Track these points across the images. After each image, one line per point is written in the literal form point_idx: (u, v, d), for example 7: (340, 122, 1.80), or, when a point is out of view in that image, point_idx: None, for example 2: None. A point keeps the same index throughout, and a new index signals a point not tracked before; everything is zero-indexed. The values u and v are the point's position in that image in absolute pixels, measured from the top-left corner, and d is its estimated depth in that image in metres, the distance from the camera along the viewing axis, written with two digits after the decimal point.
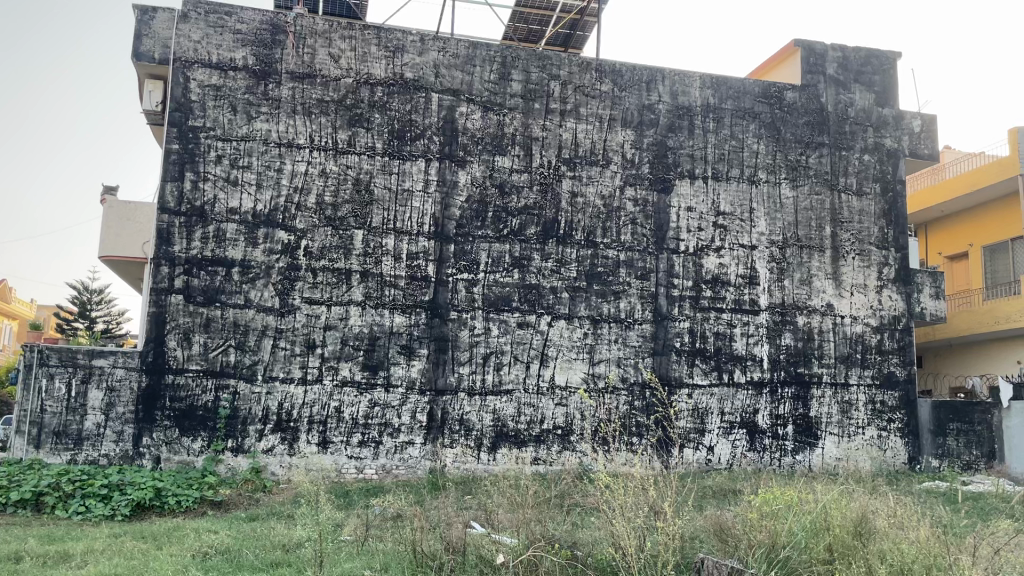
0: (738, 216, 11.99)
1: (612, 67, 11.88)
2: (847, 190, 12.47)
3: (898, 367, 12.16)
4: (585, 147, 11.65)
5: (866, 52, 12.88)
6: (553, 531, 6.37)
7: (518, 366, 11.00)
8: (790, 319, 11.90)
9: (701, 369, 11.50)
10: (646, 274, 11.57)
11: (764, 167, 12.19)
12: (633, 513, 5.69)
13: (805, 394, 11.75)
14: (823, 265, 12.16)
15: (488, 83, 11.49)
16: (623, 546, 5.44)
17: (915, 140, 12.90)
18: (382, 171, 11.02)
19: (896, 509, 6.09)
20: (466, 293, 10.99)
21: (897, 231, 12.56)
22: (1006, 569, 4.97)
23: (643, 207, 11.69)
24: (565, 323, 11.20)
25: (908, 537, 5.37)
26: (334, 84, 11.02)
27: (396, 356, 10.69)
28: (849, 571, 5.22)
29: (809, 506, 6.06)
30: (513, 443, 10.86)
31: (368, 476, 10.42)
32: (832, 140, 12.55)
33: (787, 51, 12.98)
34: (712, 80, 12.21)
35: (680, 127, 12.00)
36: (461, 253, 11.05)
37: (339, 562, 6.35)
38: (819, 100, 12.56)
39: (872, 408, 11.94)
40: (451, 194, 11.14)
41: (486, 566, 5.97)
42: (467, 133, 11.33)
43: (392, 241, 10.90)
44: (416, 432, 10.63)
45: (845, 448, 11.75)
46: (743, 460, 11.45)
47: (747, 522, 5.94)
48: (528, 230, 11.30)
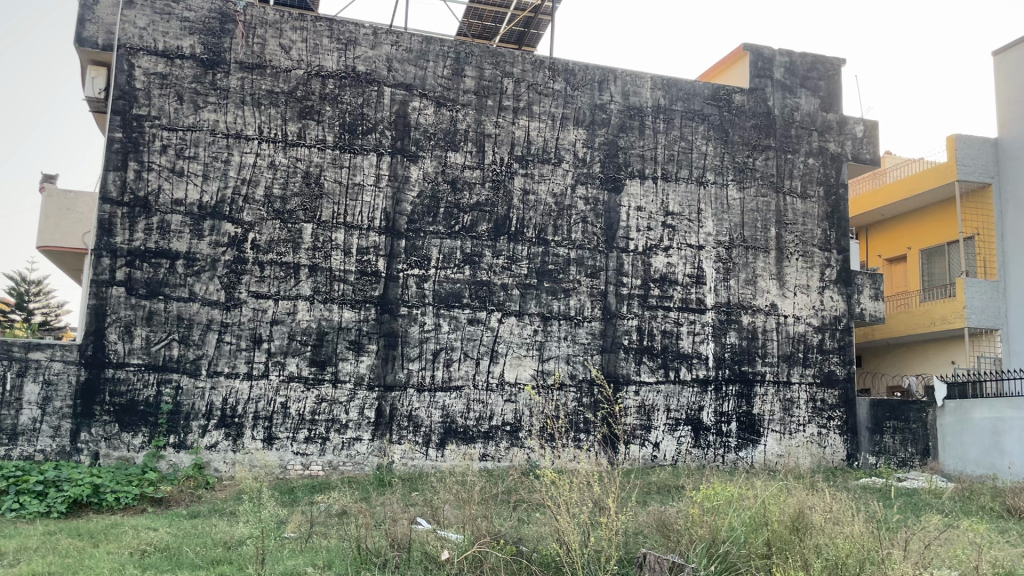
0: (687, 216, 12.15)
1: (565, 66, 11.94)
2: (792, 193, 12.73)
3: (838, 366, 12.46)
4: (537, 145, 11.70)
5: (813, 58, 13.16)
6: (499, 527, 6.42)
7: (467, 363, 11.00)
8: (735, 319, 12.11)
9: (648, 366, 11.63)
10: (596, 272, 11.66)
11: (712, 168, 12.38)
12: (578, 508, 5.74)
13: (748, 392, 11.98)
14: (768, 265, 12.40)
15: (441, 78, 11.45)
16: (568, 541, 5.47)
17: (858, 146, 13.23)
18: (332, 164, 10.90)
19: (832, 505, 6.26)
20: (417, 289, 10.95)
21: (839, 234, 12.88)
22: (935, 563, 5.14)
23: (594, 206, 11.78)
24: (515, 320, 11.24)
25: (843, 531, 5.52)
26: (284, 76, 10.88)
27: (344, 352, 10.60)
28: (787, 564, 5.37)
29: (749, 502, 6.21)
30: (462, 439, 10.85)
31: (314, 472, 10.31)
32: (778, 143, 12.79)
33: (736, 55, 13.18)
34: (663, 81, 12.35)
35: (631, 127, 12.13)
36: (412, 249, 11.00)
37: (282, 559, 6.28)
38: (766, 103, 12.80)
39: (813, 406, 12.22)
40: (403, 189, 11.09)
41: (431, 563, 5.96)
42: (419, 128, 11.28)
43: (342, 236, 10.79)
44: (364, 428, 10.56)
45: (786, 446, 12.01)
46: (688, 457, 11.63)
47: (689, 518, 6.03)
48: (480, 227, 11.30)
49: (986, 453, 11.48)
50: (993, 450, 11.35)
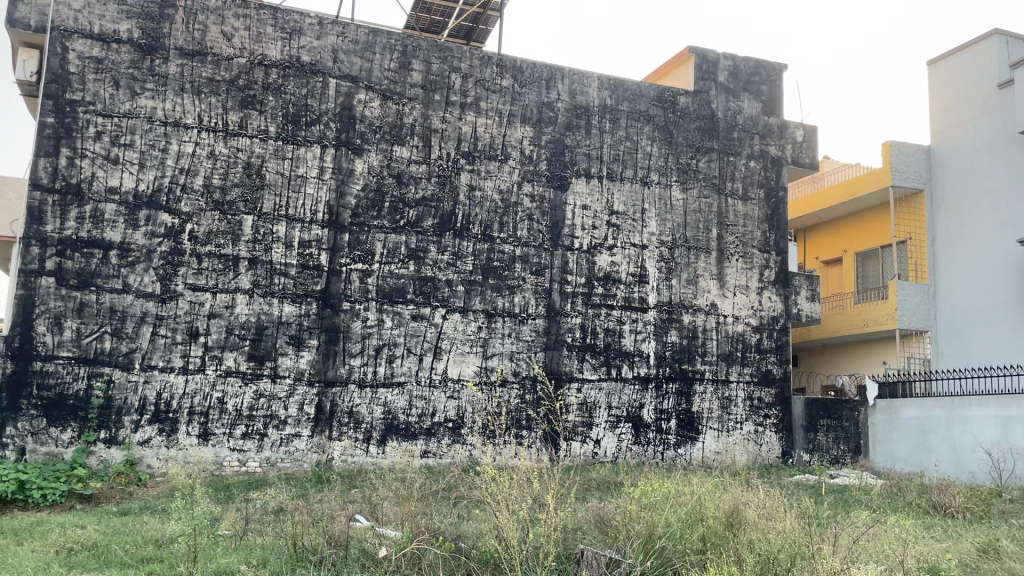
0: (631, 216, 12.27)
1: (513, 63, 11.94)
2: (733, 195, 12.95)
3: (775, 365, 12.73)
4: (484, 141, 11.66)
5: (755, 62, 13.40)
6: (438, 524, 6.39)
7: (410, 359, 10.91)
8: (676, 318, 12.27)
9: (591, 364, 11.71)
10: (541, 270, 11.69)
11: (656, 169, 12.51)
12: (517, 505, 5.74)
13: (688, 390, 12.16)
14: (709, 266, 12.59)
15: (388, 71, 11.34)
16: (506, 537, 5.46)
17: (798, 150, 13.52)
18: (275, 155, 10.71)
19: (766, 501, 6.38)
20: (360, 283, 10.82)
21: (778, 236, 13.15)
22: (863, 557, 5.27)
23: (539, 204, 11.80)
24: (459, 317, 11.20)
25: (775, 528, 5.63)
26: (226, 64, 10.64)
27: (284, 346, 10.43)
28: (721, 560, 5.47)
29: (686, 498, 6.30)
30: (403, 436, 10.78)
31: (251, 469, 10.13)
32: (721, 146, 12.99)
33: (681, 57, 13.34)
34: (609, 81, 12.44)
35: (578, 126, 12.18)
36: (356, 243, 10.87)
37: (215, 557, 6.13)
38: (710, 106, 12.99)
39: (750, 404, 12.47)
40: (347, 182, 10.95)
41: (368, 560, 5.92)
42: (365, 121, 11.15)
43: (283, 228, 10.61)
44: (303, 424, 10.41)
45: (723, 443, 12.23)
46: (628, 453, 11.75)
47: (627, 514, 6.10)
48: (425, 222, 11.22)
49: (914, 452, 11.67)
50: (922, 448, 11.52)
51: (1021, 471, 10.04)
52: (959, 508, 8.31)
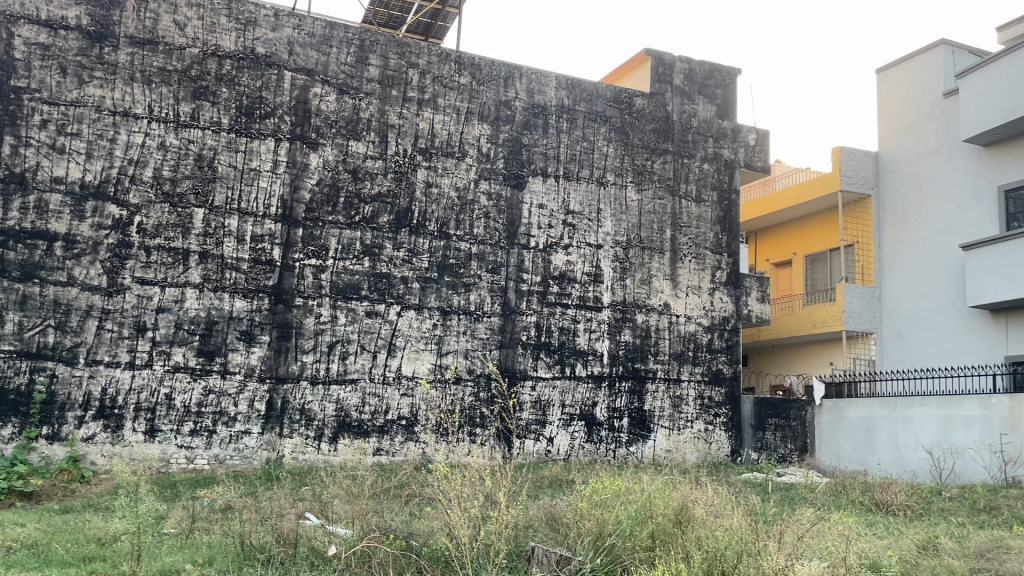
0: (587, 215, 12.34)
1: (471, 60, 11.92)
2: (687, 196, 13.11)
3: (725, 365, 12.95)
4: (441, 138, 11.63)
5: (710, 66, 13.58)
6: (389, 522, 6.36)
7: (364, 356, 10.84)
8: (630, 317, 12.39)
9: (545, 362, 11.76)
10: (497, 268, 11.71)
11: (612, 169, 12.61)
12: (469, 502, 5.73)
13: (640, 388, 12.29)
14: (663, 266, 12.74)
15: (345, 65, 11.23)
16: (457, 535, 5.46)
17: (750, 153, 13.74)
18: (227, 148, 10.54)
19: (714, 499, 6.48)
20: (313, 279, 10.71)
21: (730, 238, 13.35)
22: (807, 554, 5.38)
23: (496, 202, 11.81)
24: (414, 314, 11.15)
25: (723, 524, 5.73)
26: (178, 53, 10.44)
27: (234, 342, 10.27)
28: (669, 556, 5.55)
29: (636, 495, 6.38)
30: (355, 433, 10.70)
31: (199, 466, 9.97)
32: (675, 148, 13.14)
33: (638, 59, 13.46)
34: (567, 81, 12.50)
35: (535, 125, 12.22)
36: (309, 238, 10.75)
37: (160, 556, 6.00)
38: (665, 108, 13.14)
39: (701, 403, 12.67)
40: (301, 176, 10.82)
41: (317, 558, 5.89)
42: (320, 115, 11.03)
43: (235, 222, 10.45)
44: (254, 421, 10.27)
45: (674, 441, 12.38)
46: (581, 451, 11.83)
47: (578, 511, 6.16)
48: (380, 218, 11.14)
49: (859, 450, 11.90)
50: (865, 447, 11.77)
51: (960, 469, 10.33)
52: (900, 506, 8.52)
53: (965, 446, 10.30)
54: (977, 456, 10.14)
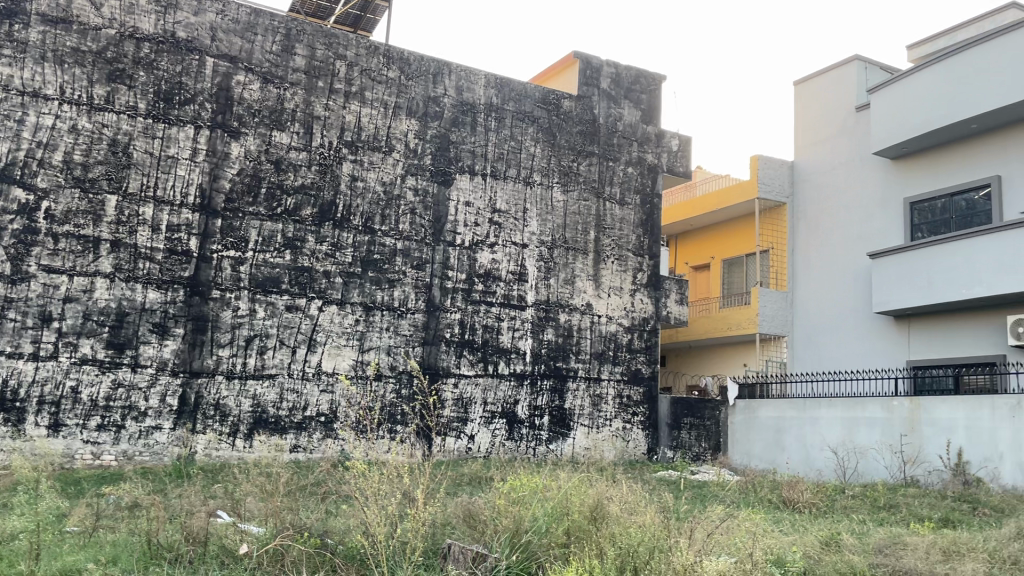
0: (513, 215, 12.41)
1: (400, 54, 11.84)
2: (611, 199, 13.31)
3: (644, 365, 13.23)
4: (368, 132, 11.50)
5: (637, 71, 13.81)
6: (304, 520, 6.26)
7: (283, 351, 10.64)
8: (553, 316, 12.51)
9: (468, 360, 11.77)
10: (422, 265, 11.66)
11: (539, 169, 12.71)
12: (387, 499, 5.65)
13: (561, 387, 12.43)
14: (586, 266, 12.90)
15: (269, 54, 10.99)
16: (374, 533, 5.40)
17: (673, 159, 14.04)
18: (143, 134, 10.19)
19: (629, 496, 6.62)
20: (231, 271, 10.45)
21: (652, 241, 13.62)
22: (716, 549, 5.52)
23: (422, 198, 11.76)
24: (336, 309, 11.01)
25: (636, 521, 5.84)
26: (93, 34, 10.04)
27: (146, 335, 9.95)
28: (583, 553, 5.61)
29: (552, 492, 6.47)
30: (272, 430, 10.49)
31: (105, 462, 9.61)
32: (601, 150, 13.32)
33: (566, 61, 13.59)
34: (495, 80, 12.53)
35: (463, 122, 12.20)
36: (229, 229, 10.49)
37: (60, 555, 5.73)
38: (592, 111, 13.31)
39: (620, 402, 12.91)
40: (222, 166, 10.56)
41: (227, 557, 5.75)
42: (243, 104, 10.78)
43: (150, 211, 10.12)
44: (165, 417, 9.97)
45: (592, 439, 12.57)
46: (501, 449, 11.89)
47: (496, 508, 6.18)
48: (303, 211, 10.94)
49: (768, 449, 12.26)
50: (775, 446, 12.14)
51: (862, 469, 10.77)
52: (806, 504, 8.83)
53: (868, 446, 10.75)
54: (879, 455, 10.60)
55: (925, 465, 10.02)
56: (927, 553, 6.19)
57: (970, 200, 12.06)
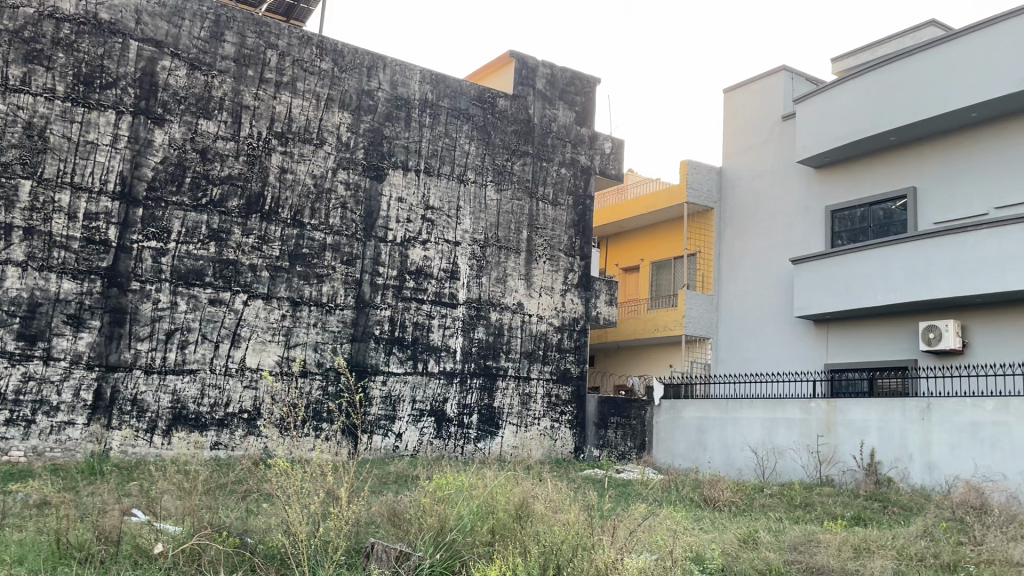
0: (446, 212, 12.36)
1: (333, 46, 11.66)
2: (544, 199, 13.38)
3: (573, 365, 13.35)
4: (299, 123, 11.29)
5: (572, 73, 13.92)
6: (223, 519, 6.12)
7: (205, 345, 10.37)
8: (484, 315, 12.52)
9: (397, 357, 11.67)
10: (352, 260, 11.50)
11: (473, 168, 12.69)
12: (309, 497, 5.54)
13: (490, 385, 12.44)
14: (518, 266, 12.95)
15: (197, 40, 10.69)
16: (294, 531, 5.29)
17: (605, 161, 14.19)
18: (61, 117, 9.78)
19: (554, 495, 6.67)
20: (152, 262, 10.12)
21: (583, 242, 13.76)
22: (638, 547, 5.60)
23: (354, 192, 11.60)
24: (262, 304, 10.78)
25: (561, 520, 5.88)
26: (10, 12, 9.59)
27: (60, 327, 9.56)
28: (507, 551, 5.60)
29: (478, 491, 6.47)
30: (192, 426, 10.22)
31: (13, 459, 9.18)
32: (534, 150, 13.38)
33: (502, 60, 13.60)
34: (431, 76, 12.46)
35: (397, 117, 12.09)
36: (150, 219, 10.15)
37: None
38: (527, 111, 13.35)
39: (548, 401, 13.00)
40: (144, 153, 10.22)
41: (141, 557, 5.56)
42: (168, 90, 10.45)
43: (67, 198, 9.72)
44: (78, 412, 9.59)
45: (520, 438, 12.63)
46: (429, 447, 11.82)
47: (420, 507, 6.13)
48: (230, 202, 10.69)
49: (691, 449, 12.50)
50: (698, 446, 12.39)
51: (780, 468, 11.08)
52: (725, 502, 9.03)
53: (786, 447, 11.07)
54: (796, 455, 10.92)
55: (840, 464, 10.38)
56: (839, 550, 6.41)
57: (887, 210, 12.54)
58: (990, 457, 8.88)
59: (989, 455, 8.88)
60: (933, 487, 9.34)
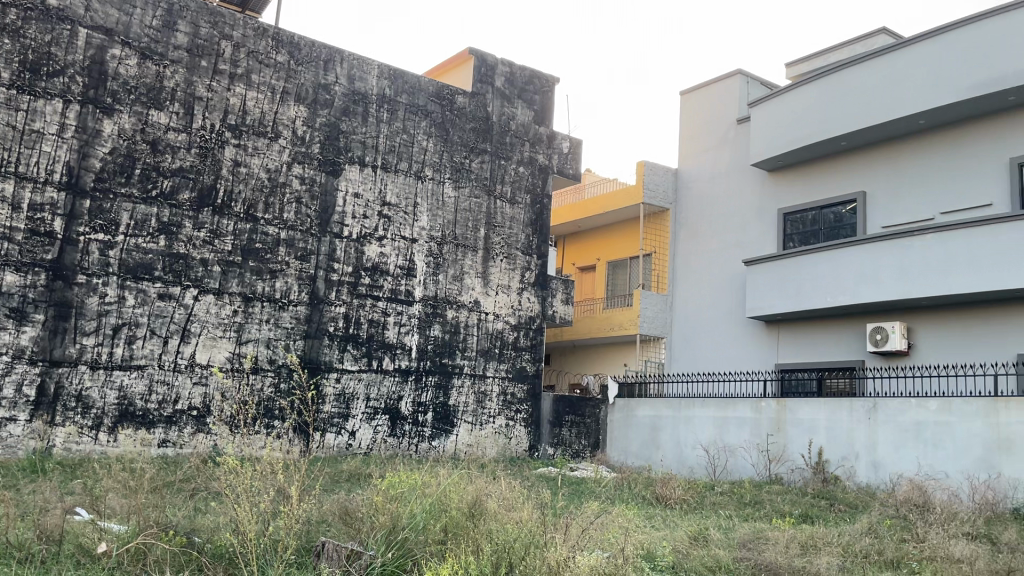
0: (402, 208, 12.28)
1: (290, 38, 11.51)
2: (501, 197, 13.38)
3: (528, 363, 13.37)
4: (253, 116, 11.12)
5: (531, 72, 13.93)
6: (169, 518, 5.99)
7: (154, 341, 10.16)
8: (440, 312, 12.47)
9: (351, 355, 11.57)
10: (306, 255, 11.37)
11: (430, 165, 12.63)
12: (259, 496, 5.45)
13: (446, 383, 12.41)
14: (475, 264, 12.93)
15: (149, 29, 10.46)
16: (243, 530, 5.19)
17: (563, 160, 14.23)
18: (5, 105, 9.48)
19: (508, 493, 6.67)
20: (100, 255, 9.88)
21: (540, 240, 13.79)
22: (589, 545, 5.62)
23: (309, 187, 11.47)
24: (213, 299, 10.59)
25: (514, 518, 5.87)
26: None
27: (2, 320, 9.27)
28: (460, 549, 5.58)
29: (431, 489, 6.44)
30: (139, 423, 10.00)
31: None
32: (492, 148, 13.36)
33: (461, 57, 13.56)
34: (389, 71, 12.37)
35: (354, 112, 11.98)
36: (98, 211, 9.90)
37: None
38: (485, 109, 13.33)
39: (504, 399, 13.00)
40: (92, 143, 9.96)
41: (84, 557, 5.41)
42: (118, 79, 10.20)
43: (10, 187, 9.43)
44: (20, 408, 9.31)
45: (475, 436, 12.62)
46: (382, 445, 11.75)
47: (373, 505, 6.08)
48: (181, 195, 10.47)
49: (644, 447, 12.64)
50: (651, 444, 12.51)
51: (731, 466, 11.24)
52: (677, 500, 9.13)
53: (737, 445, 11.24)
54: (746, 454, 11.09)
55: (789, 463, 10.57)
56: (787, 547, 6.52)
57: (837, 213, 12.81)
58: (932, 455, 9.13)
59: (931, 454, 9.13)
60: (878, 485, 9.57)
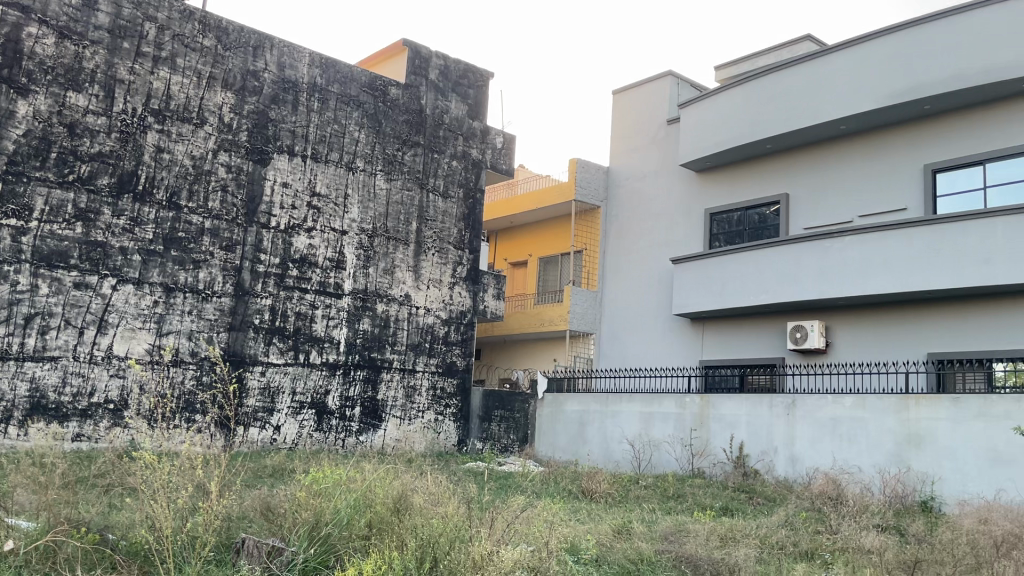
0: (333, 199, 12.11)
1: (217, 23, 11.22)
2: (434, 191, 13.32)
3: (458, 357, 13.36)
4: (177, 101, 10.79)
5: (466, 66, 13.88)
6: (82, 515, 5.79)
7: (69, 332, 9.78)
8: (370, 306, 12.35)
9: (277, 348, 11.36)
10: (232, 246, 11.12)
11: (362, 156, 12.48)
12: (176, 492, 5.32)
13: (374, 377, 12.30)
14: (406, 257, 12.84)
15: (68, 7, 10.06)
16: (159, 527, 5.04)
17: (496, 155, 14.23)
18: None
19: (434, 488, 6.64)
20: (11, 242, 9.46)
21: (471, 235, 13.77)
22: (513, 539, 5.63)
23: (236, 175, 11.21)
24: (132, 289, 10.26)
25: (438, 512, 5.85)
26: None
27: None
28: (383, 543, 5.54)
29: (356, 484, 6.36)
30: (52, 417, 9.62)
31: None
32: (425, 142, 13.29)
33: (395, 48, 13.43)
34: (321, 59, 12.16)
35: (284, 100, 11.75)
36: (10, 195, 9.47)
37: None
38: (418, 101, 13.23)
39: (432, 394, 12.98)
40: (5, 125, 9.54)
41: None
42: (34, 59, 9.79)
43: None
44: None
45: (403, 431, 12.56)
46: (308, 440, 11.58)
47: (296, 501, 5.99)
48: (99, 180, 10.10)
49: (571, 441, 12.76)
50: (578, 438, 12.65)
51: (655, 460, 11.45)
52: (602, 493, 9.27)
53: (661, 440, 11.45)
54: (670, 448, 11.30)
55: (711, 457, 10.79)
56: (707, 539, 6.68)
57: (762, 214, 13.15)
58: (847, 450, 9.46)
59: (845, 449, 9.46)
60: (795, 478, 9.86)
